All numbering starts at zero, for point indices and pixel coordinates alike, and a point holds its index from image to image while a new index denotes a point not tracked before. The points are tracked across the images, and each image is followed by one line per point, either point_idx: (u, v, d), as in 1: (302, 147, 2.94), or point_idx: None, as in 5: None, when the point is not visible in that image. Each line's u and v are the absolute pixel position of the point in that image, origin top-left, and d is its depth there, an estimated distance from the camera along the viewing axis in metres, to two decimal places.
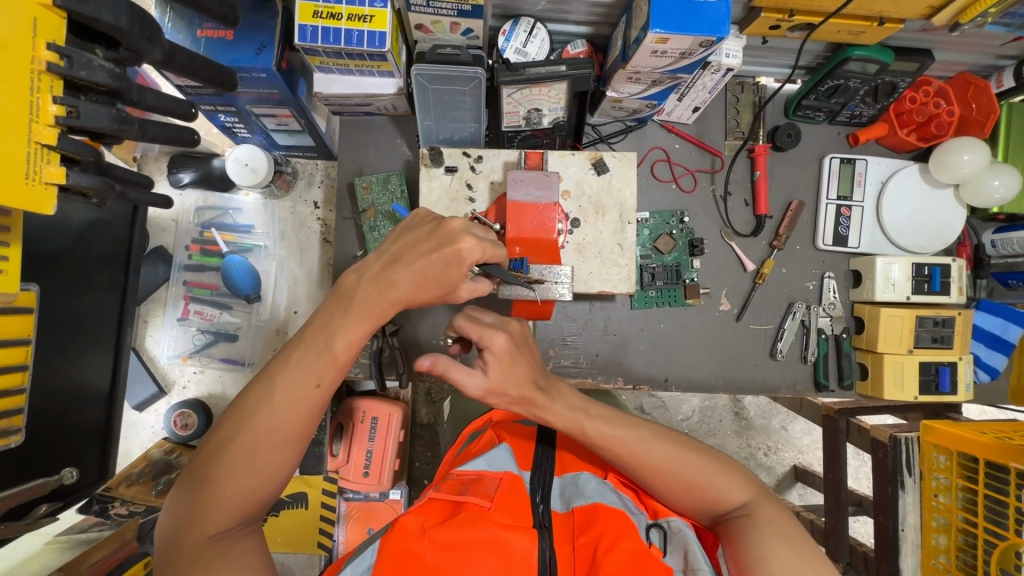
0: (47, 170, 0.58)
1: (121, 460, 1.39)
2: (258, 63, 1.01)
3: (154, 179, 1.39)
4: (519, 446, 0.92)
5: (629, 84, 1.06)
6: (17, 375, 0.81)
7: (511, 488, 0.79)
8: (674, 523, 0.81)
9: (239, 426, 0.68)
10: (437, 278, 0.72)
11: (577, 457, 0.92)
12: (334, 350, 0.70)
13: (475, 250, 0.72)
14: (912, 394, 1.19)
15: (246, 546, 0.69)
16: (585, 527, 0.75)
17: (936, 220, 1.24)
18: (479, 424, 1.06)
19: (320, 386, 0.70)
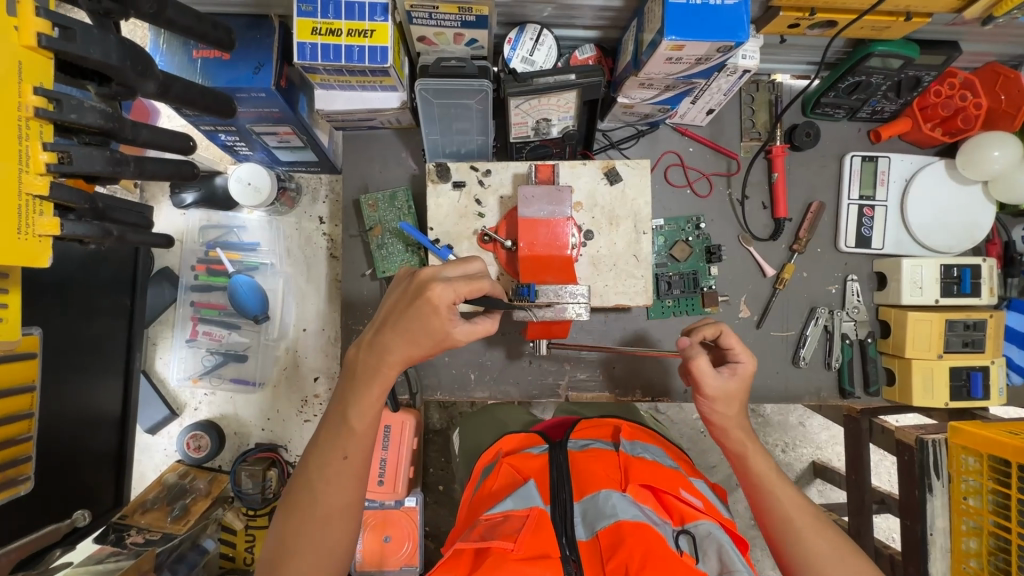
0: (41, 221, 0.56)
1: (136, 485, 1.38)
2: (256, 83, 0.98)
3: (157, 201, 1.37)
4: (539, 477, 0.90)
5: (641, 90, 1.02)
6: (24, 423, 0.83)
7: (537, 524, 0.79)
8: (703, 527, 0.79)
9: (290, 507, 0.76)
10: (423, 330, 0.72)
11: (591, 471, 0.88)
12: (349, 421, 0.77)
13: (446, 294, 0.70)
14: (943, 401, 1.15)
15: None
16: (612, 551, 0.73)
17: (964, 218, 1.19)
18: (489, 457, 1.02)
19: (348, 457, 0.77)
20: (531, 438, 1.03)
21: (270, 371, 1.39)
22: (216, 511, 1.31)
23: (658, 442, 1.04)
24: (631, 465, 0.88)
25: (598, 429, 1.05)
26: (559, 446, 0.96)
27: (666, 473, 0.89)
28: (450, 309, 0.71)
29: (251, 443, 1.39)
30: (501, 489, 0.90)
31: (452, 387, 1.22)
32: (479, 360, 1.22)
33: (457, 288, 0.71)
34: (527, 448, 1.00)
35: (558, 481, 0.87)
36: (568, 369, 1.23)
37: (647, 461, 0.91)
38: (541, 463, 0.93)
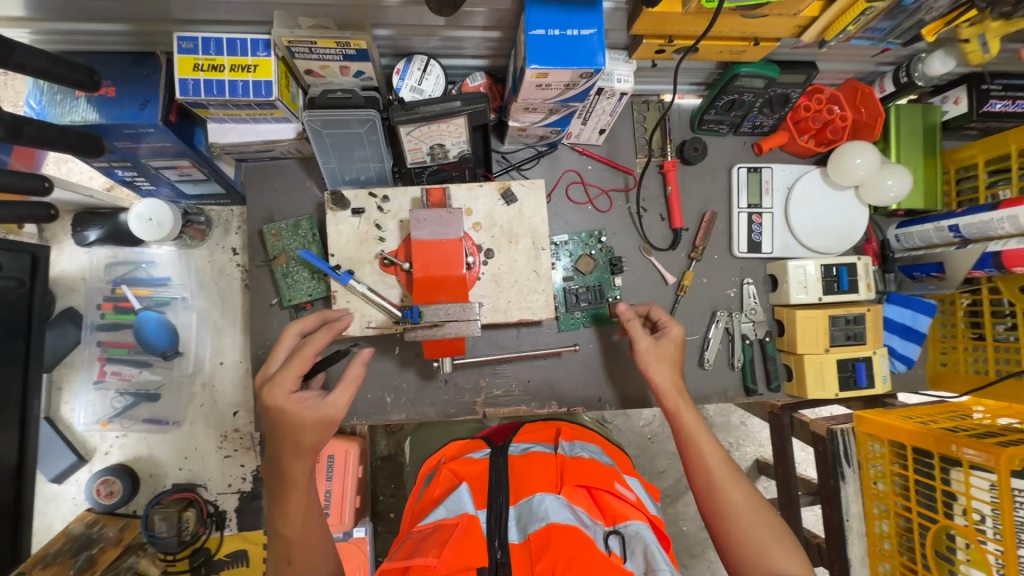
0: None
1: (41, 537, 1.31)
2: (143, 119, 0.98)
3: (59, 239, 1.34)
4: (476, 480, 0.90)
5: (528, 114, 1.08)
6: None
7: (465, 533, 0.79)
8: (631, 527, 0.82)
9: None
10: (298, 421, 0.81)
11: (526, 474, 0.88)
12: (282, 530, 0.82)
13: (278, 392, 0.81)
14: (834, 391, 1.22)
15: None
16: (540, 552, 0.75)
17: (841, 221, 1.29)
18: (431, 467, 1.02)
19: (293, 562, 0.81)
20: (473, 445, 1.03)
21: (185, 409, 1.35)
22: (128, 559, 1.27)
23: (597, 441, 1.09)
24: (567, 467, 0.90)
25: (539, 433, 1.07)
26: (500, 450, 0.95)
27: (601, 471, 0.91)
28: (296, 392, 0.82)
29: (168, 483, 1.35)
30: (439, 494, 0.90)
31: (368, 412, 1.21)
32: (394, 382, 1.22)
33: (290, 374, 0.83)
34: (469, 452, 1.00)
35: (494, 484, 0.87)
36: (484, 385, 1.24)
37: (584, 460, 0.93)
38: (480, 467, 0.93)
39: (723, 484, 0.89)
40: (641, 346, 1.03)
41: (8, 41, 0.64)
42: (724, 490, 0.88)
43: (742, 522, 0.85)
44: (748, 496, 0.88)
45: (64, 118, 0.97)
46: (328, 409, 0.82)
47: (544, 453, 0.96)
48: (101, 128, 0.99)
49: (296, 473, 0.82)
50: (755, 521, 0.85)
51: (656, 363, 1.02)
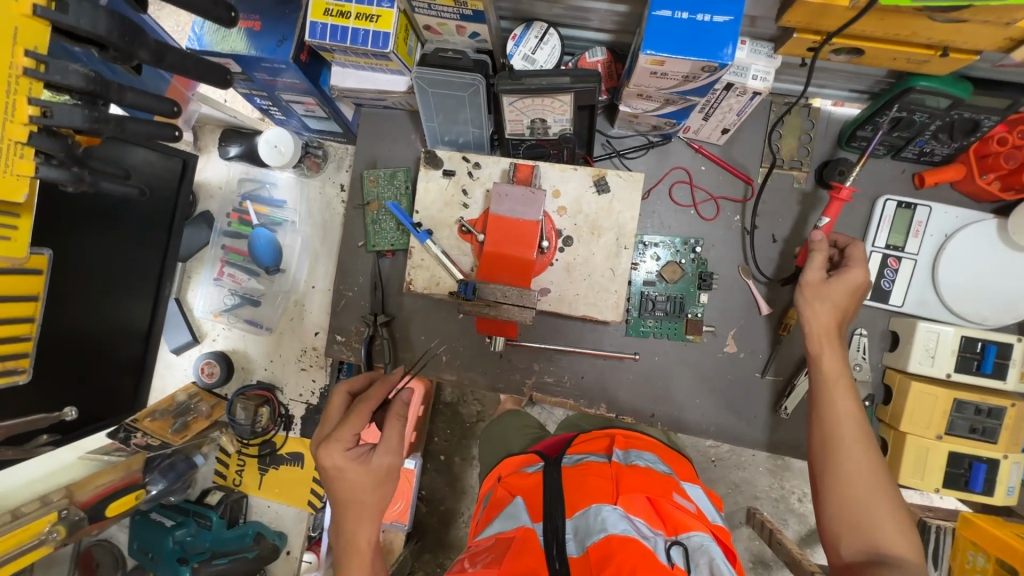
0: (19, 161, 0.66)
1: (158, 394, 1.58)
2: (277, 55, 1.06)
3: (208, 150, 1.54)
4: (529, 494, 0.88)
5: (641, 100, 0.99)
6: (25, 326, 0.88)
7: (522, 547, 0.77)
8: (695, 539, 0.78)
9: None
10: (361, 486, 0.82)
11: (579, 485, 0.86)
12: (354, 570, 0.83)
13: (333, 452, 0.81)
14: (934, 487, 1.03)
15: None
16: (601, 565, 0.71)
17: (1008, 288, 1.04)
18: (488, 484, 1.03)
19: None
20: (524, 458, 1.03)
21: (278, 319, 1.52)
22: (213, 433, 1.49)
23: (654, 447, 1.03)
24: (622, 475, 0.87)
25: (592, 442, 1.04)
26: (553, 462, 0.94)
27: (659, 480, 0.87)
28: (347, 459, 0.81)
29: (254, 379, 1.54)
30: (494, 508, 0.92)
31: (424, 365, 1.26)
32: (451, 344, 1.25)
33: (343, 439, 0.81)
34: (522, 467, 0.99)
35: (548, 493, 0.86)
36: (537, 370, 1.23)
37: (640, 469, 0.90)
38: (533, 479, 0.92)
39: (846, 441, 0.82)
40: (808, 279, 0.94)
41: None
42: (840, 435, 0.82)
43: (862, 487, 0.78)
44: (875, 465, 0.80)
45: (218, 45, 1.08)
46: (382, 467, 0.82)
47: (598, 463, 0.93)
48: (244, 58, 1.09)
49: (360, 540, 0.83)
50: (874, 496, 0.77)
51: (814, 306, 0.92)
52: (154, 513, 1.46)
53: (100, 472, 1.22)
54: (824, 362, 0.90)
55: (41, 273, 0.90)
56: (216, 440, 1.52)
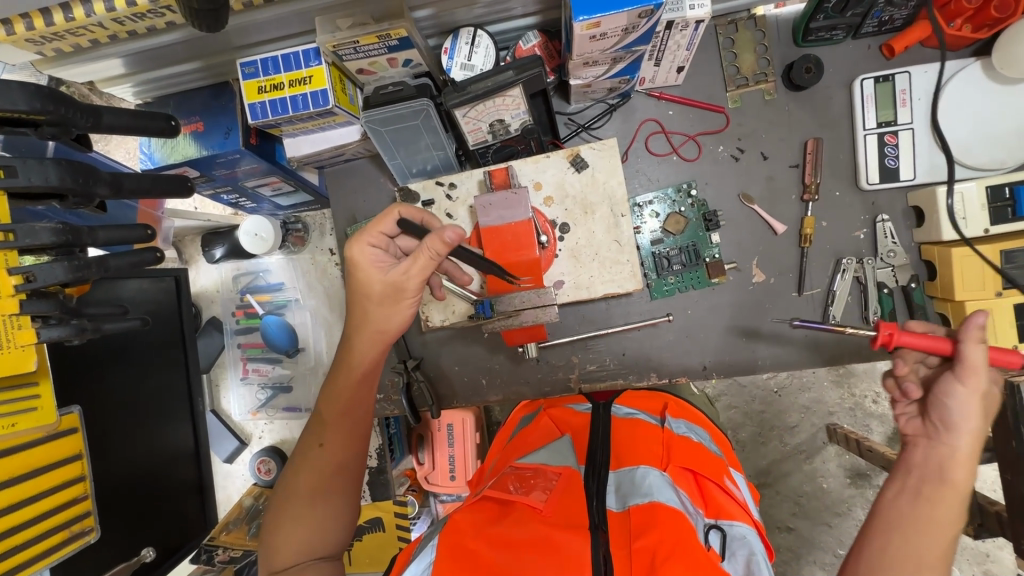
0: (19, 332, 0.66)
1: (224, 505, 1.59)
2: (228, 147, 1.06)
3: (195, 259, 1.55)
4: (577, 432, 0.95)
5: (589, 67, 0.97)
6: (79, 485, 0.89)
7: (567, 482, 0.81)
8: (737, 528, 0.74)
9: (293, 470, 0.86)
10: (369, 292, 0.84)
11: (630, 444, 0.86)
12: (352, 362, 0.87)
13: (363, 247, 0.83)
14: (1012, 344, 0.98)
15: (312, 515, 0.81)
16: (641, 530, 0.68)
17: (1016, 123, 1.00)
18: (529, 409, 1.14)
19: (321, 444, 0.86)
20: (575, 397, 1.12)
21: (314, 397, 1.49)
22: None
23: (705, 427, 1.02)
24: (673, 444, 0.86)
25: (648, 401, 1.06)
26: (603, 407, 0.99)
27: (709, 460, 0.86)
28: (372, 258, 0.84)
29: None
30: (540, 437, 0.97)
31: (466, 394, 1.25)
32: (487, 365, 1.24)
33: (374, 241, 0.84)
34: (571, 406, 1.07)
35: (597, 446, 0.87)
36: (577, 362, 1.21)
37: (691, 442, 0.89)
38: (581, 420, 0.99)
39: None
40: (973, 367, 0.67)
41: (94, 108, 0.70)
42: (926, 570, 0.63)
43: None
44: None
45: (171, 157, 1.08)
46: (393, 283, 0.81)
47: (648, 425, 0.94)
48: (199, 161, 1.09)
49: (354, 359, 0.87)
50: None
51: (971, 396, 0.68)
52: None
53: None
54: (954, 485, 0.66)
55: (77, 430, 0.90)
56: None
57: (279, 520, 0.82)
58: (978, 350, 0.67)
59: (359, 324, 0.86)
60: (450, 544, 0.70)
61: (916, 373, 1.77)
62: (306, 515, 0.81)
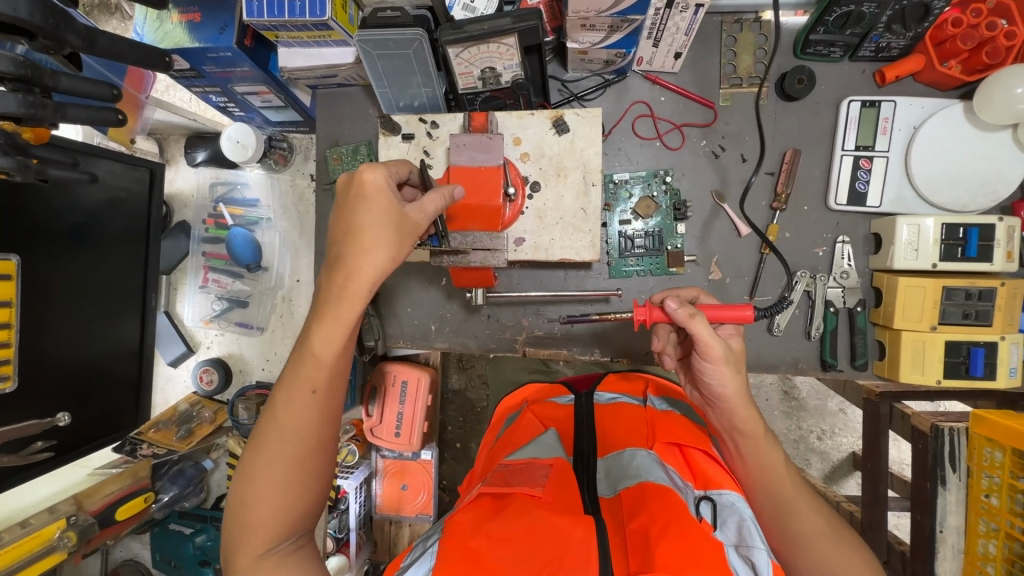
0: None
1: (160, 408, 1.59)
2: (221, 43, 1.06)
3: (175, 160, 1.54)
4: (561, 427, 0.99)
5: (587, 32, 0.98)
6: None
7: (561, 473, 0.84)
8: (726, 497, 0.80)
9: (270, 428, 0.79)
10: (379, 219, 0.77)
11: (613, 432, 0.95)
12: (347, 287, 0.77)
13: (379, 172, 0.78)
14: (934, 379, 1.02)
15: (287, 487, 0.79)
16: (634, 510, 0.73)
17: (983, 170, 1.03)
18: (514, 407, 1.19)
19: (316, 392, 0.79)
20: (555, 391, 1.17)
21: (268, 318, 1.53)
22: (219, 437, 1.48)
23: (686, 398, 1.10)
24: (659, 424, 0.94)
25: (627, 386, 1.13)
26: (586, 396, 1.05)
27: (692, 433, 0.93)
28: (388, 186, 0.78)
29: (253, 380, 1.54)
30: (524, 436, 0.99)
31: (414, 337, 1.27)
32: (440, 312, 1.26)
33: (384, 170, 0.79)
34: (553, 399, 1.11)
35: (583, 435, 0.95)
36: (527, 325, 1.23)
37: (674, 420, 0.96)
38: (564, 413, 1.04)
39: (799, 507, 0.87)
40: (705, 341, 0.83)
41: None
42: (799, 502, 0.87)
43: (820, 546, 0.84)
44: (830, 521, 0.86)
45: (161, 41, 1.09)
46: (408, 219, 0.79)
47: (631, 408, 1.02)
48: (188, 52, 1.09)
49: (354, 279, 0.76)
50: (825, 540, 0.84)
51: (723, 365, 0.85)
52: (172, 523, 1.43)
53: (106, 480, 1.16)
54: (756, 432, 0.89)
55: None
56: (223, 445, 1.50)
57: (259, 488, 0.78)
58: (695, 324, 0.83)
59: (361, 249, 0.77)
60: (457, 551, 0.66)
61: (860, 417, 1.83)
62: (291, 477, 0.79)
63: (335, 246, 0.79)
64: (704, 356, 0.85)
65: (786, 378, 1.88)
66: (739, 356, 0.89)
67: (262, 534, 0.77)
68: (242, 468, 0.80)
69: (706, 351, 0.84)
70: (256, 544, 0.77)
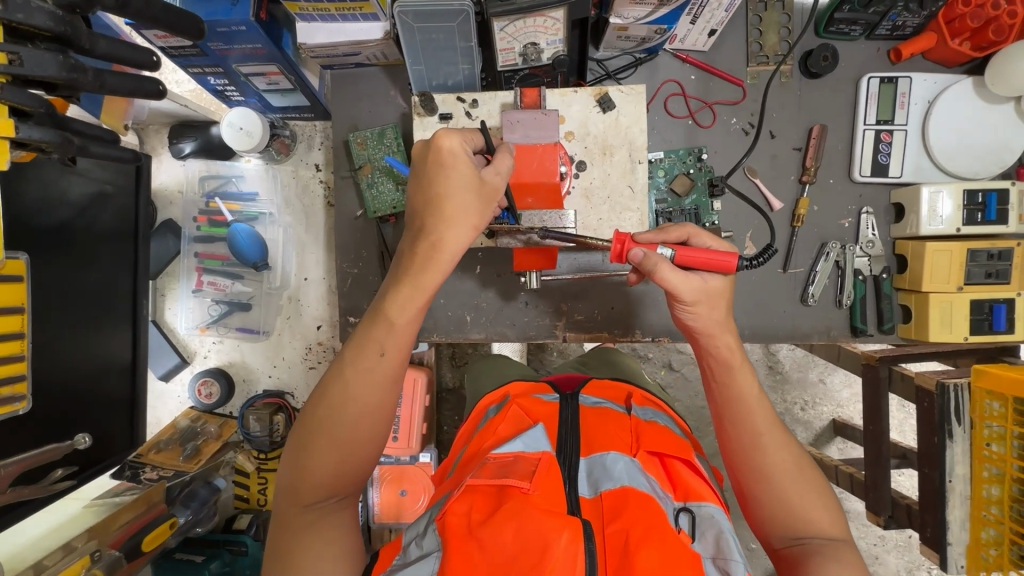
0: None
1: (152, 428, 1.44)
2: (234, 16, 0.95)
3: (157, 152, 1.40)
4: (549, 422, 0.86)
5: (634, 6, 0.97)
6: (16, 343, 0.83)
7: (548, 469, 0.75)
8: (706, 508, 0.74)
9: (333, 384, 0.73)
10: (458, 186, 0.73)
11: (600, 431, 0.83)
12: (436, 256, 0.73)
13: (455, 138, 0.73)
14: (962, 335, 1.09)
15: (344, 450, 0.72)
16: (614, 514, 0.68)
17: (992, 139, 1.10)
18: (497, 399, 1.03)
19: (385, 355, 0.72)
20: (540, 388, 1.02)
21: (273, 320, 1.42)
22: (227, 453, 1.39)
23: (671, 412, 0.99)
24: (642, 431, 0.85)
25: (610, 391, 1.01)
26: (571, 397, 0.93)
27: (677, 443, 0.84)
28: (465, 151, 0.74)
29: (259, 389, 1.43)
30: (509, 430, 0.86)
31: (448, 329, 1.21)
32: (474, 301, 1.21)
33: (461, 135, 0.75)
34: (538, 395, 0.98)
35: (566, 432, 0.83)
36: (565, 310, 1.20)
37: (660, 428, 0.87)
38: (550, 410, 0.90)
39: (766, 440, 0.80)
40: (672, 280, 0.80)
41: None
42: (766, 437, 0.81)
43: (782, 481, 0.79)
44: (797, 460, 0.80)
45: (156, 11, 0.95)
46: (489, 182, 0.75)
47: (615, 413, 0.90)
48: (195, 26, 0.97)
49: (444, 245, 0.73)
50: (791, 475, 0.79)
51: (700, 306, 0.83)
52: (178, 552, 1.28)
53: (121, 509, 1.05)
54: (732, 360, 0.84)
55: (21, 280, 0.85)
56: (230, 461, 1.43)
57: (315, 441, 0.71)
58: (663, 265, 0.80)
59: (444, 219, 0.73)
60: (452, 555, 0.65)
61: (839, 386, 1.88)
62: (347, 441, 0.72)
63: (417, 215, 0.76)
64: (674, 298, 0.83)
65: (771, 352, 1.90)
66: (717, 294, 0.83)
67: (310, 490, 0.71)
68: (302, 418, 0.74)
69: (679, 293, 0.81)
70: (302, 498, 0.71)
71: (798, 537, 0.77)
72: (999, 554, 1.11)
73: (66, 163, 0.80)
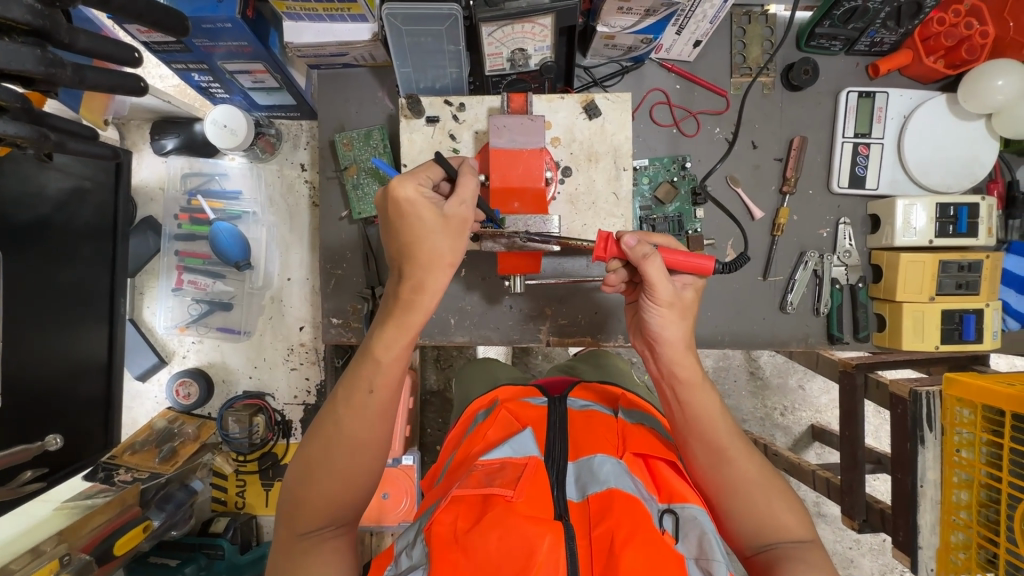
0: None
1: (127, 429, 1.42)
2: (221, 13, 0.94)
3: (138, 148, 1.38)
4: (537, 425, 0.87)
5: (621, 15, 0.98)
6: None
7: (534, 474, 0.75)
8: (689, 509, 0.74)
9: (327, 420, 0.73)
10: (424, 228, 0.73)
11: (587, 434, 0.84)
12: (417, 296, 0.73)
13: (409, 185, 0.73)
14: (933, 344, 1.12)
15: (339, 485, 0.72)
16: (600, 516, 0.69)
17: (965, 154, 1.14)
18: (485, 404, 1.04)
19: (374, 392, 0.72)
20: (528, 391, 1.03)
21: (255, 321, 1.40)
22: (205, 455, 1.38)
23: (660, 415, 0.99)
24: (629, 433, 0.86)
25: (596, 392, 1.02)
26: (559, 399, 0.93)
27: (663, 446, 0.85)
28: (421, 195, 0.73)
29: (239, 390, 1.41)
30: (497, 435, 0.87)
31: (432, 332, 1.21)
32: (459, 304, 1.21)
33: (414, 179, 0.74)
34: (526, 398, 0.98)
35: (555, 432, 0.84)
36: (550, 314, 1.21)
37: (646, 431, 0.88)
38: (538, 414, 0.90)
39: (731, 453, 0.81)
40: (655, 283, 0.82)
41: None
42: (731, 451, 0.81)
43: (750, 492, 0.80)
44: (760, 469, 0.82)
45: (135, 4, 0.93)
46: (454, 217, 0.74)
47: (603, 416, 0.91)
48: None
49: (426, 286, 0.73)
50: (757, 486, 0.80)
51: (671, 311, 0.84)
52: (152, 556, 1.26)
53: (93, 511, 1.03)
54: (691, 377, 0.84)
55: None
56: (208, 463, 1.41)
57: (310, 476, 0.72)
58: (647, 261, 0.82)
59: (421, 264, 0.73)
60: (437, 565, 0.65)
61: (818, 392, 1.92)
62: (341, 477, 0.72)
63: (398, 252, 0.76)
64: (651, 302, 0.84)
65: (752, 358, 1.93)
66: (690, 306, 0.86)
67: (306, 522, 0.72)
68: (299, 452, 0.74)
69: (659, 295, 0.83)
70: (299, 530, 0.72)
71: (767, 543, 0.79)
72: (967, 558, 1.12)
73: (41, 157, 0.79)
